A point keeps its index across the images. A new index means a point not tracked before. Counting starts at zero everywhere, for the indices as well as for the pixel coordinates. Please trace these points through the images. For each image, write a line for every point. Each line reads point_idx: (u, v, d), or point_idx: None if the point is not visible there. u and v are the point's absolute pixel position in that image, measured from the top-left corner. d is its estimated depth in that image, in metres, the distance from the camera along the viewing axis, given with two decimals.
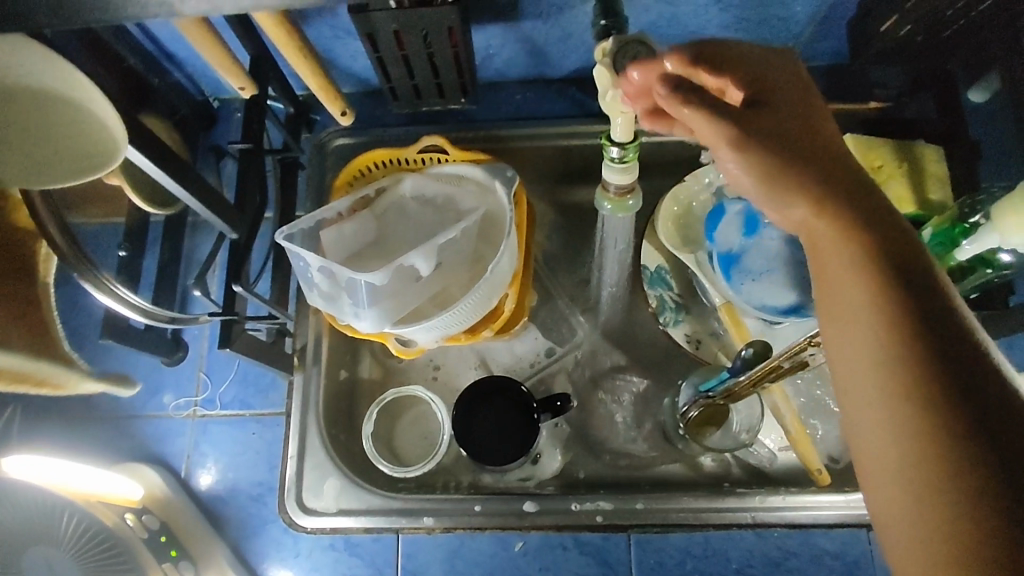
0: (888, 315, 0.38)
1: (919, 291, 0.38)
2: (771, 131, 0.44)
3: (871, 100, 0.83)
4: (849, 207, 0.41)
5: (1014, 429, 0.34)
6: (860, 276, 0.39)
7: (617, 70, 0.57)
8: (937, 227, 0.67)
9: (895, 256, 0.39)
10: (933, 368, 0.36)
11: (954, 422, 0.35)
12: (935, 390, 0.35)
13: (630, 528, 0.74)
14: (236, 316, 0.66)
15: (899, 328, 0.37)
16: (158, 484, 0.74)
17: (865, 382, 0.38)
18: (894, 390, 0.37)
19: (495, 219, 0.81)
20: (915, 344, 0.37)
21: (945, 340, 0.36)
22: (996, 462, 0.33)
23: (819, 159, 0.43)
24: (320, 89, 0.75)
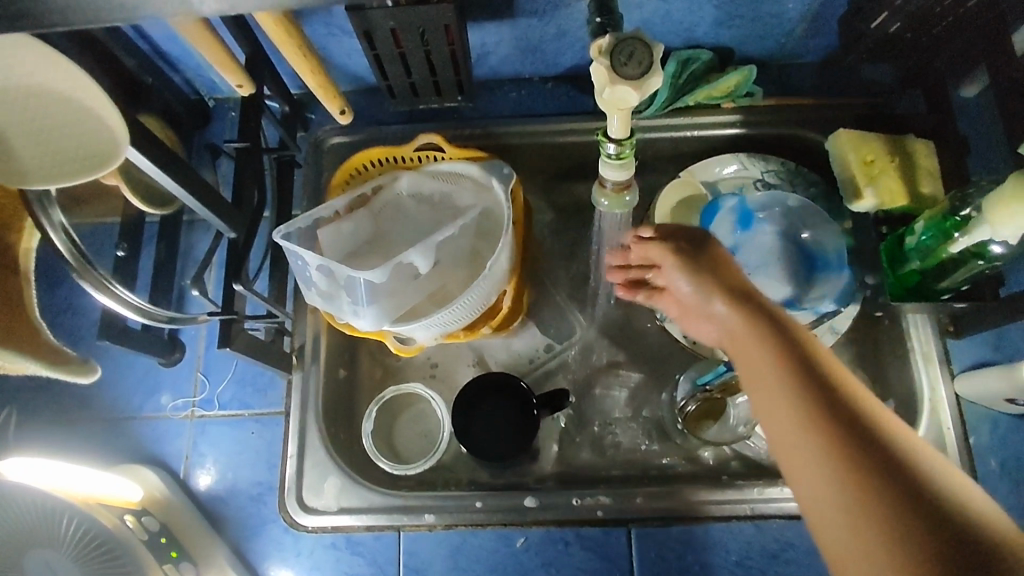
0: (799, 393, 0.46)
1: (811, 362, 0.47)
2: (688, 257, 0.55)
3: (864, 95, 0.84)
4: (744, 299, 0.52)
5: (914, 481, 0.41)
6: (768, 355, 0.48)
7: (614, 67, 0.58)
8: (929, 220, 0.69)
9: (786, 332, 0.49)
10: (848, 438, 0.43)
11: (871, 477, 0.42)
12: (849, 454, 0.43)
13: (631, 522, 0.75)
14: (234, 315, 0.66)
15: (805, 403, 0.45)
16: (156, 484, 0.75)
17: (791, 450, 0.45)
18: (822, 454, 0.43)
19: (493, 215, 0.81)
20: (824, 406, 0.45)
21: (846, 409, 0.45)
22: (911, 503, 0.40)
23: (717, 267, 0.54)
24: (316, 88, 0.75)
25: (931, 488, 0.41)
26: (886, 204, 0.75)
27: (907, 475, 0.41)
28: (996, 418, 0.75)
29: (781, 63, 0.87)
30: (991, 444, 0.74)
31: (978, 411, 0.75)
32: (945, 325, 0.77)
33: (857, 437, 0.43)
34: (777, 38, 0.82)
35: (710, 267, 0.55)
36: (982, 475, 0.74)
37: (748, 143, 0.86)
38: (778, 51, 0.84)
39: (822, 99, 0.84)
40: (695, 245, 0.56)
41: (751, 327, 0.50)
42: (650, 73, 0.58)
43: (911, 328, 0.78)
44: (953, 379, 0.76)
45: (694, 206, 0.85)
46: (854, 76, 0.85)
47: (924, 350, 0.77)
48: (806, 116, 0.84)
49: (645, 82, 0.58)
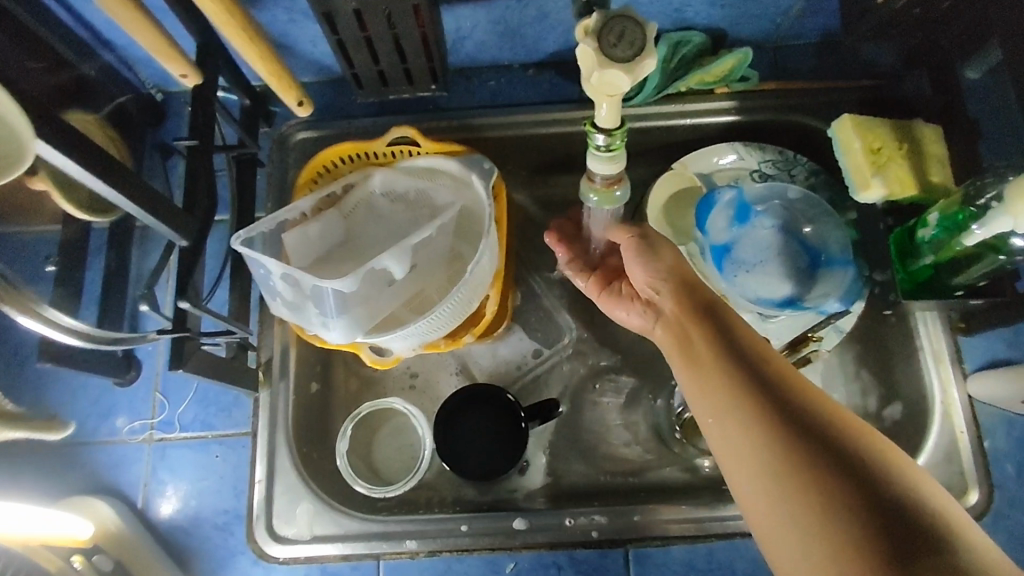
0: (736, 383, 0.48)
1: (748, 353, 0.49)
2: (640, 262, 0.59)
3: (866, 78, 0.79)
4: (695, 299, 0.55)
5: (849, 470, 0.42)
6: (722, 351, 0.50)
7: (602, 49, 0.52)
8: (944, 212, 0.64)
9: (738, 336, 0.50)
10: (782, 428, 0.45)
11: (807, 469, 0.43)
12: (788, 445, 0.44)
13: (628, 543, 0.70)
14: (188, 333, 0.60)
15: (741, 395, 0.47)
16: (111, 518, 0.68)
17: (729, 444, 0.47)
18: (757, 438, 0.46)
19: (474, 214, 0.75)
20: (761, 397, 0.47)
21: (789, 405, 0.46)
22: (847, 485, 0.42)
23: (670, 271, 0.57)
24: (274, 78, 0.68)
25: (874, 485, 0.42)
26: (894, 194, 0.70)
27: (838, 457, 0.43)
28: (1012, 420, 0.70)
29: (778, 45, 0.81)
30: (1007, 448, 0.70)
31: (993, 413, 0.71)
32: (956, 323, 0.73)
33: (789, 426, 0.45)
34: (774, 17, 0.76)
35: (662, 272, 0.57)
36: (999, 481, 0.69)
37: (745, 131, 0.81)
38: (774, 32, 0.79)
39: (822, 82, 0.79)
40: (650, 253, 0.59)
41: (699, 328, 0.52)
42: (642, 55, 0.52)
43: (922, 325, 0.73)
44: (965, 380, 0.71)
45: (688, 200, 0.80)
46: (855, 57, 0.80)
47: (936, 348, 0.72)
48: (805, 101, 0.79)
49: (636, 66, 0.52)
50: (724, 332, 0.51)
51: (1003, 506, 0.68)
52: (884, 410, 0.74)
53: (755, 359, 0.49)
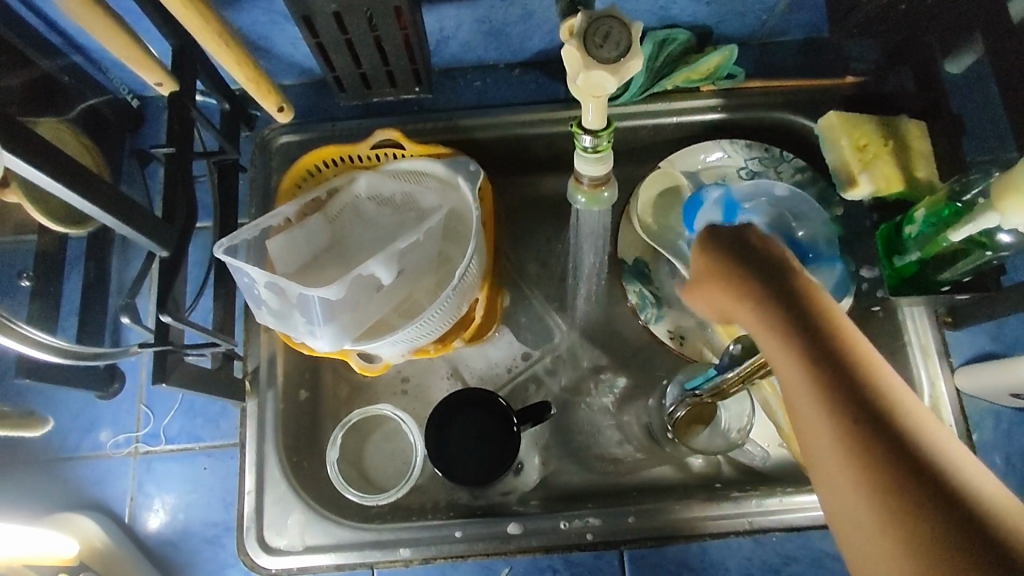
0: (841, 422, 0.39)
1: (851, 382, 0.39)
2: (715, 265, 0.47)
3: (849, 75, 0.79)
4: (797, 312, 0.42)
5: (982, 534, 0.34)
6: (816, 394, 0.40)
7: (588, 49, 0.51)
8: (930, 208, 0.64)
9: (841, 371, 0.39)
10: (915, 495, 0.36)
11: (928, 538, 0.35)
12: (902, 510, 0.36)
13: (623, 544, 0.70)
14: (170, 346, 0.59)
15: (864, 449, 0.38)
16: (97, 534, 0.67)
17: (841, 497, 0.39)
18: (861, 491, 0.38)
19: (461, 217, 0.75)
20: (866, 441, 0.38)
21: (898, 454, 0.37)
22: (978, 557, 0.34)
23: (761, 270, 0.44)
24: (252, 83, 0.67)
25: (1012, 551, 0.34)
26: (880, 191, 0.70)
27: (996, 543, 0.34)
28: (999, 412, 0.71)
29: (762, 42, 0.81)
30: (994, 440, 0.71)
31: (980, 405, 0.71)
32: (943, 317, 0.73)
33: (927, 495, 0.36)
34: (758, 15, 0.76)
35: (752, 275, 0.44)
36: None
37: (730, 129, 0.81)
38: (759, 29, 0.78)
39: (807, 79, 0.79)
40: (734, 250, 0.46)
41: (801, 354, 0.41)
42: (629, 56, 0.51)
43: (909, 320, 0.73)
44: (952, 373, 0.72)
45: (676, 199, 0.79)
46: (838, 53, 0.80)
47: (923, 343, 0.72)
48: (789, 98, 0.79)
49: (622, 67, 0.51)
50: (840, 358, 0.40)
51: None
52: None
53: (878, 400, 0.39)
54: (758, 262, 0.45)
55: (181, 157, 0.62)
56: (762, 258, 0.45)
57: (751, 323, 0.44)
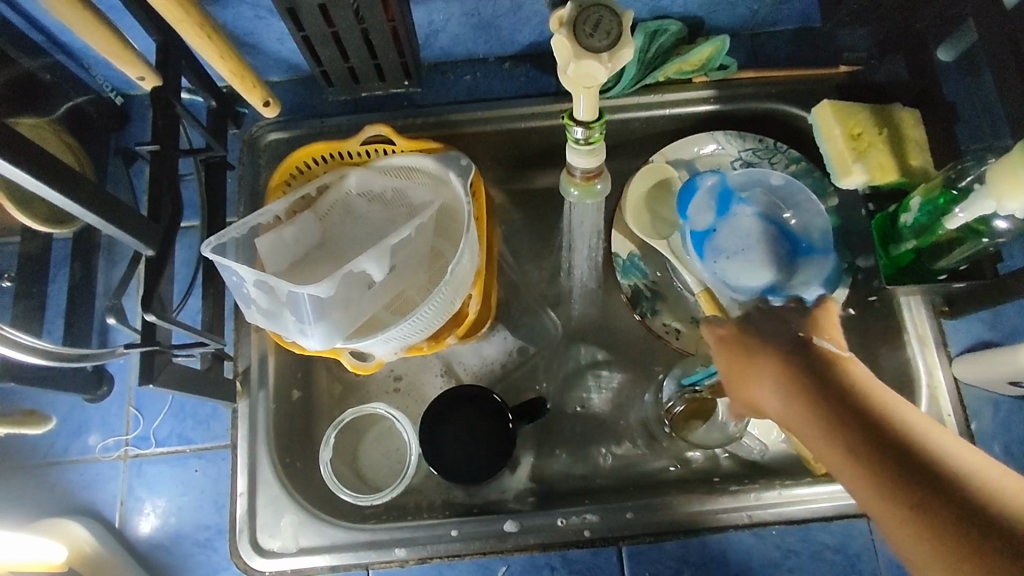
0: (894, 516, 0.39)
1: (892, 469, 0.39)
2: (739, 353, 0.48)
3: (841, 64, 0.79)
4: (814, 392, 0.44)
5: None
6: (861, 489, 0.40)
7: (578, 39, 0.51)
8: (926, 196, 0.64)
9: (879, 458, 0.40)
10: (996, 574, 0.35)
11: None
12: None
13: (621, 540, 0.69)
14: (158, 346, 0.58)
15: (923, 521, 0.37)
16: (86, 540, 0.66)
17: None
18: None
19: (453, 213, 0.74)
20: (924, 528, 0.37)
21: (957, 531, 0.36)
22: None
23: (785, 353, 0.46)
24: (236, 77, 0.66)
25: None
26: (875, 179, 0.69)
27: None
28: (997, 401, 0.71)
29: (755, 32, 0.80)
30: (992, 429, 0.70)
31: (979, 395, 0.71)
32: (939, 306, 0.73)
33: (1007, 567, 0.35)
34: (750, 5, 0.75)
35: (771, 359, 0.46)
36: None
37: (723, 121, 0.81)
38: (750, 19, 0.78)
39: (799, 69, 0.79)
40: (760, 335, 0.48)
41: (840, 436, 0.41)
42: (620, 45, 0.51)
43: (906, 310, 0.73)
44: (949, 363, 0.71)
45: (669, 190, 0.79)
46: (831, 43, 0.79)
47: (919, 333, 0.72)
48: (782, 89, 0.79)
49: (613, 56, 0.50)
50: (881, 433, 0.40)
51: None
52: None
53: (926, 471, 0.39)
54: (772, 350, 0.46)
55: (165, 154, 0.61)
56: (788, 342, 0.46)
57: (784, 406, 0.45)
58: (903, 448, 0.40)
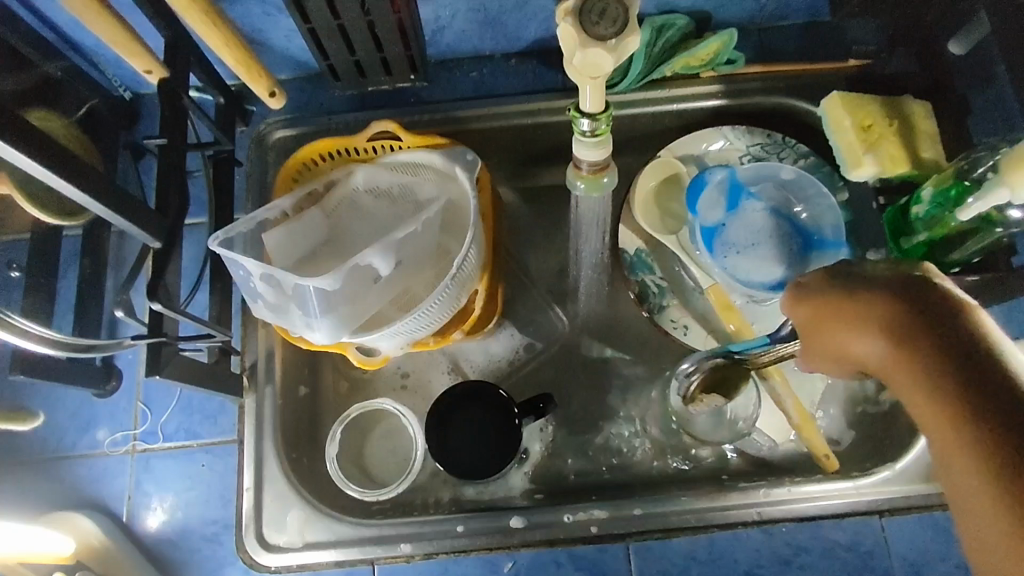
0: (993, 468, 0.37)
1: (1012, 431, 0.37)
2: (827, 301, 0.47)
3: (851, 58, 0.78)
4: (937, 338, 0.41)
5: None
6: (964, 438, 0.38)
7: (584, 27, 0.50)
8: (937, 187, 0.63)
9: (993, 416, 0.38)
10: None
11: None
12: None
13: (628, 537, 0.68)
14: (165, 337, 0.58)
15: (1013, 483, 0.36)
16: (95, 533, 0.66)
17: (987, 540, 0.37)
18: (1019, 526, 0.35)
19: (459, 208, 0.74)
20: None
21: None
22: None
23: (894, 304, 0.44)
24: (240, 68, 0.66)
25: None
26: (885, 172, 0.68)
27: None
28: None
29: (763, 27, 0.80)
30: None
31: None
32: None
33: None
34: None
35: (893, 300, 0.44)
36: None
37: (731, 116, 0.80)
38: (758, 13, 0.77)
39: (808, 63, 0.78)
40: (869, 282, 0.46)
41: (950, 390, 0.40)
42: (626, 33, 0.50)
43: None
44: None
45: (676, 186, 0.79)
46: (840, 37, 0.78)
47: None
48: (790, 83, 0.78)
49: (619, 44, 0.50)
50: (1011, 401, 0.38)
51: None
52: (883, 393, 0.73)
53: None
54: (898, 292, 0.44)
55: (174, 148, 0.62)
56: (906, 290, 0.44)
57: (884, 354, 0.44)
58: (1018, 411, 0.37)
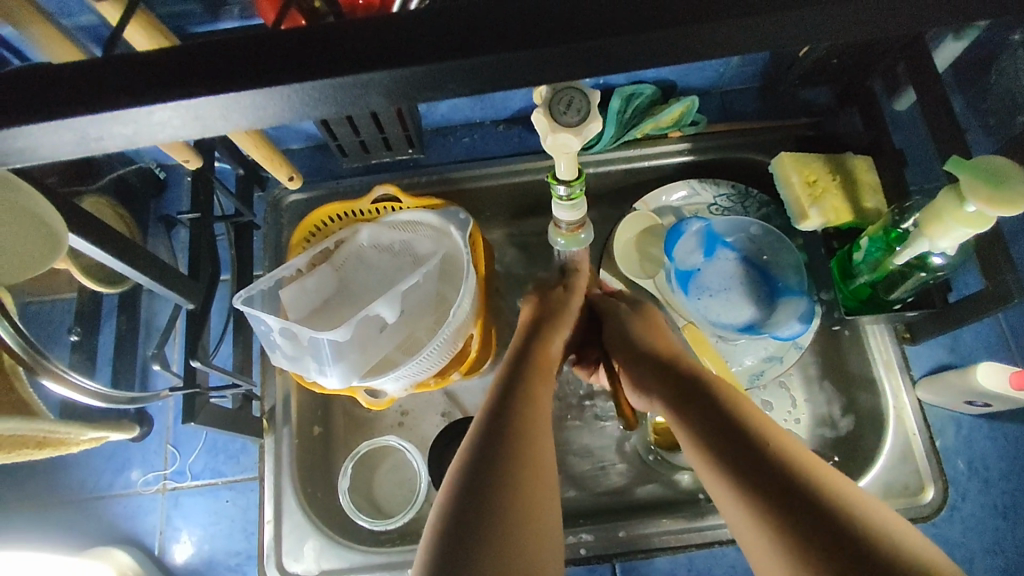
0: (692, 396, 0.57)
1: (699, 386, 0.58)
2: (633, 354, 0.66)
3: (804, 117, 0.87)
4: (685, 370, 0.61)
5: (736, 429, 0.52)
6: (684, 392, 0.58)
7: (554, 116, 0.59)
8: (875, 235, 0.72)
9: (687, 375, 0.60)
10: (744, 456, 0.50)
11: (715, 429, 0.53)
12: (712, 420, 0.53)
13: (614, 558, 0.76)
14: (198, 388, 0.66)
15: (695, 402, 0.56)
16: (131, 565, 0.74)
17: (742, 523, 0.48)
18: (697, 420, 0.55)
19: (456, 260, 0.82)
20: (698, 406, 0.56)
21: (705, 406, 0.55)
22: (728, 441, 0.51)
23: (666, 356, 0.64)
24: (266, 159, 0.76)
25: (753, 435, 0.51)
26: (831, 221, 0.77)
27: (744, 435, 0.51)
28: (958, 419, 0.78)
29: (723, 90, 0.89)
30: (955, 445, 0.77)
31: (940, 413, 0.78)
32: (901, 334, 0.80)
33: (814, 522, 0.44)
34: (714, 69, 0.84)
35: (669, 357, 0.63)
36: (951, 477, 0.76)
37: (698, 168, 0.88)
38: (717, 80, 0.87)
39: (763, 122, 0.86)
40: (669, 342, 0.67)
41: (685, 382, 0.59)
42: (589, 120, 0.59)
43: (872, 336, 0.80)
44: (915, 385, 0.78)
45: (654, 234, 0.86)
46: (793, 100, 0.88)
47: (886, 357, 0.79)
48: (750, 139, 0.86)
49: (584, 129, 0.59)
50: (696, 384, 0.58)
51: (956, 500, 0.76)
52: (840, 419, 0.80)
53: (758, 438, 0.51)
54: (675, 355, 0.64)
55: (204, 221, 0.71)
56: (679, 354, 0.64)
57: (676, 384, 0.59)
58: (699, 383, 0.58)
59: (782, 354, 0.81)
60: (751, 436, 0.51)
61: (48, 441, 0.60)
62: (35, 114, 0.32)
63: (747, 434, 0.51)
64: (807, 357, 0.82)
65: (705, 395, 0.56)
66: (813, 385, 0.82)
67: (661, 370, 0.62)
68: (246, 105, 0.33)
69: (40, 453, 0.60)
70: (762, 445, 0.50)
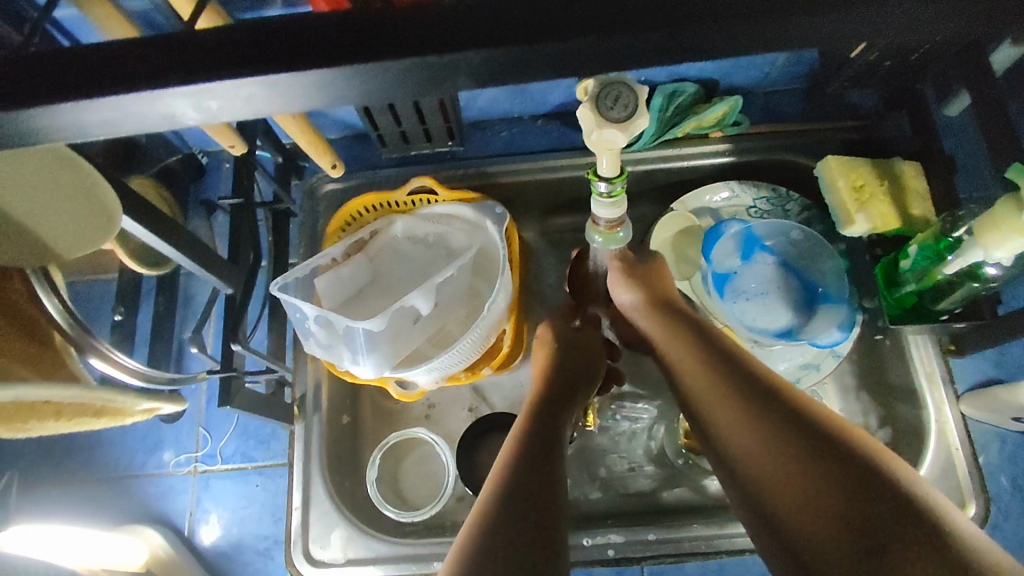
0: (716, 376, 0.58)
1: (720, 365, 0.58)
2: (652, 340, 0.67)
3: (850, 120, 0.85)
4: (705, 347, 0.61)
5: (761, 411, 0.53)
6: (708, 373, 0.58)
7: (600, 110, 0.58)
8: (924, 243, 0.70)
9: (708, 353, 0.60)
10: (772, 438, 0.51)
11: (742, 411, 0.54)
12: (737, 402, 0.54)
13: (643, 560, 0.75)
14: (234, 372, 0.66)
15: (718, 384, 0.57)
16: (161, 544, 0.75)
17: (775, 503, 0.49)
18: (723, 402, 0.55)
19: (490, 254, 0.82)
20: (722, 388, 0.56)
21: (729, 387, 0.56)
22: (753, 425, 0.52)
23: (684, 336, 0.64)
24: (311, 145, 0.76)
25: (778, 414, 0.52)
26: (878, 228, 0.76)
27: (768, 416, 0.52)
28: (1003, 435, 0.76)
29: (767, 91, 0.87)
30: (999, 462, 0.76)
31: (984, 428, 0.77)
32: (946, 345, 0.78)
33: (845, 496, 0.46)
34: (760, 68, 0.82)
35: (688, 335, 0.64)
36: (994, 494, 0.75)
37: (739, 170, 0.86)
38: (762, 80, 0.85)
39: (808, 124, 0.84)
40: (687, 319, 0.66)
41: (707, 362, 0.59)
42: (635, 116, 0.58)
43: (916, 347, 0.78)
44: (959, 398, 0.76)
45: (691, 235, 0.85)
46: (839, 102, 0.86)
47: (930, 369, 0.77)
48: (794, 141, 0.84)
49: (631, 124, 0.58)
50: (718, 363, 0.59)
51: (998, 518, 0.74)
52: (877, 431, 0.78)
53: (782, 418, 0.52)
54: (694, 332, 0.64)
55: (245, 207, 0.71)
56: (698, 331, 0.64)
57: (697, 365, 0.60)
58: (720, 362, 0.59)
59: (820, 361, 0.79)
60: (776, 417, 0.52)
61: (103, 410, 0.58)
62: (66, 93, 0.29)
63: (772, 416, 0.52)
64: (845, 366, 0.81)
65: (728, 376, 0.57)
66: (849, 395, 0.80)
67: (682, 352, 0.62)
68: (288, 89, 0.31)
69: (95, 422, 0.59)
70: (787, 425, 0.51)
